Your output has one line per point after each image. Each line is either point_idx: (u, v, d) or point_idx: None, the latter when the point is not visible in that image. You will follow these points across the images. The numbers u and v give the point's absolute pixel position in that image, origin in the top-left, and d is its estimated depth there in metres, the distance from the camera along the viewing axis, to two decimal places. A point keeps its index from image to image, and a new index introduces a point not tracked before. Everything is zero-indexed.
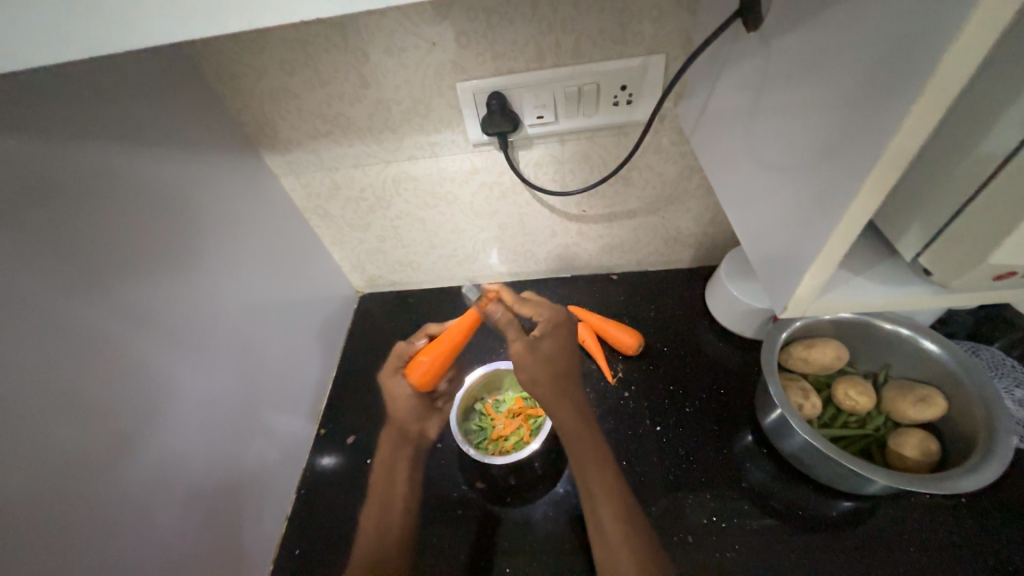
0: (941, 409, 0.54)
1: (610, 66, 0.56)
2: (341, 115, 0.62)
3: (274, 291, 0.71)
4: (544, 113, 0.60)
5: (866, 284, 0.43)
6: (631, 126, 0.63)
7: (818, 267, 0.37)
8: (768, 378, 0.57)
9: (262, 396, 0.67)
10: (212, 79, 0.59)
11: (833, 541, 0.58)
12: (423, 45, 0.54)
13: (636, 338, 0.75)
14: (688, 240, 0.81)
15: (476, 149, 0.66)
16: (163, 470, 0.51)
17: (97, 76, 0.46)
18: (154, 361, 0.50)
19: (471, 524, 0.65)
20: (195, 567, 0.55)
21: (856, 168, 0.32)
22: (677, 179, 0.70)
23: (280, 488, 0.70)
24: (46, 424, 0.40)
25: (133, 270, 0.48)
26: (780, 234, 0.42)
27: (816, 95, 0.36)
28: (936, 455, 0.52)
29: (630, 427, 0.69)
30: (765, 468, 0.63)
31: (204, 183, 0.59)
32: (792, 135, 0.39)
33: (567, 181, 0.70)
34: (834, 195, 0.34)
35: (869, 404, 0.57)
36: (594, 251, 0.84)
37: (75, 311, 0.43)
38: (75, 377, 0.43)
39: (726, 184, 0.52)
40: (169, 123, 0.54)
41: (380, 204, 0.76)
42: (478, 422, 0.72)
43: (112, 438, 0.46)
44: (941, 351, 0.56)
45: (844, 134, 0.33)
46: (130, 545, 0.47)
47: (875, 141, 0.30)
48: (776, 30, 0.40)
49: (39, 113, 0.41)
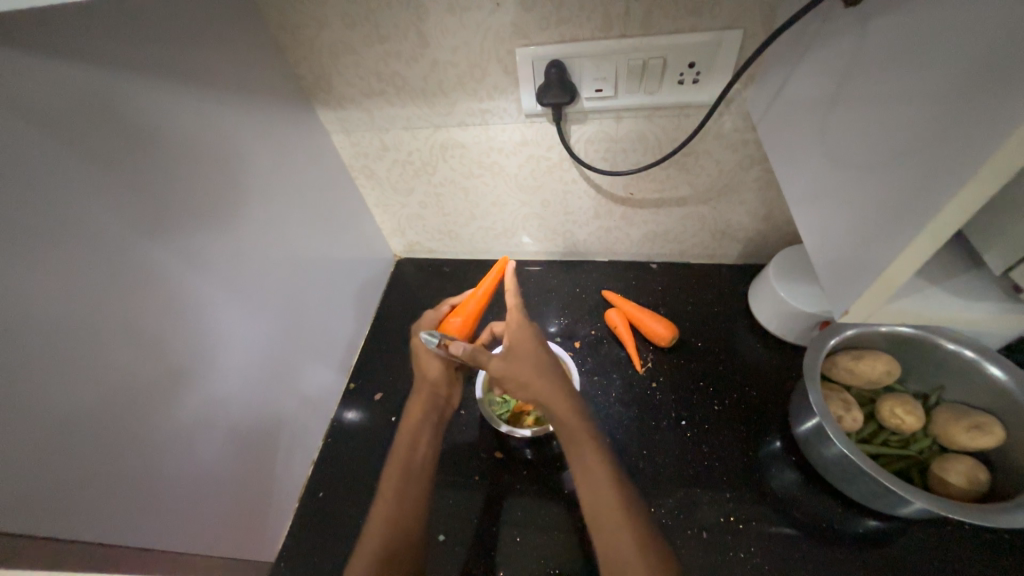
0: (997, 439, 0.50)
1: (679, 40, 0.53)
2: (396, 74, 0.62)
3: (316, 246, 0.73)
4: (603, 86, 0.58)
5: (941, 295, 0.40)
6: (694, 107, 0.59)
7: (890, 275, 0.35)
8: (809, 384, 0.54)
9: (299, 347, 0.70)
10: (275, 28, 0.59)
11: (855, 559, 0.56)
12: (486, 6, 0.53)
13: (671, 330, 0.73)
14: (737, 235, 0.77)
15: (528, 120, 0.64)
16: (207, 406, 0.55)
17: (170, 18, 0.47)
18: (203, 300, 0.53)
19: (486, 491, 0.66)
20: (229, 497, 0.58)
21: (957, 170, 0.28)
22: (735, 169, 0.67)
23: (309, 439, 0.74)
24: (108, 349, 0.43)
25: (190, 214, 0.51)
26: (849, 235, 0.39)
27: (917, 84, 0.32)
28: (983, 486, 0.49)
29: (654, 418, 0.69)
30: (791, 476, 0.62)
31: (259, 132, 0.60)
32: (879, 130, 0.36)
33: (618, 161, 0.68)
34: (923, 199, 0.31)
35: (917, 424, 0.54)
36: (635, 237, 0.81)
37: (138, 246, 0.46)
38: (135, 308, 0.46)
39: (792, 177, 0.49)
40: (232, 70, 0.55)
41: (425, 169, 0.75)
42: (502, 394, 0.73)
43: (166, 369, 0.49)
44: (1006, 379, 0.51)
45: (944, 132, 0.30)
46: (173, 467, 0.50)
47: (985, 140, 0.27)
48: (879, 8, 0.36)
49: (115, 50, 0.43)
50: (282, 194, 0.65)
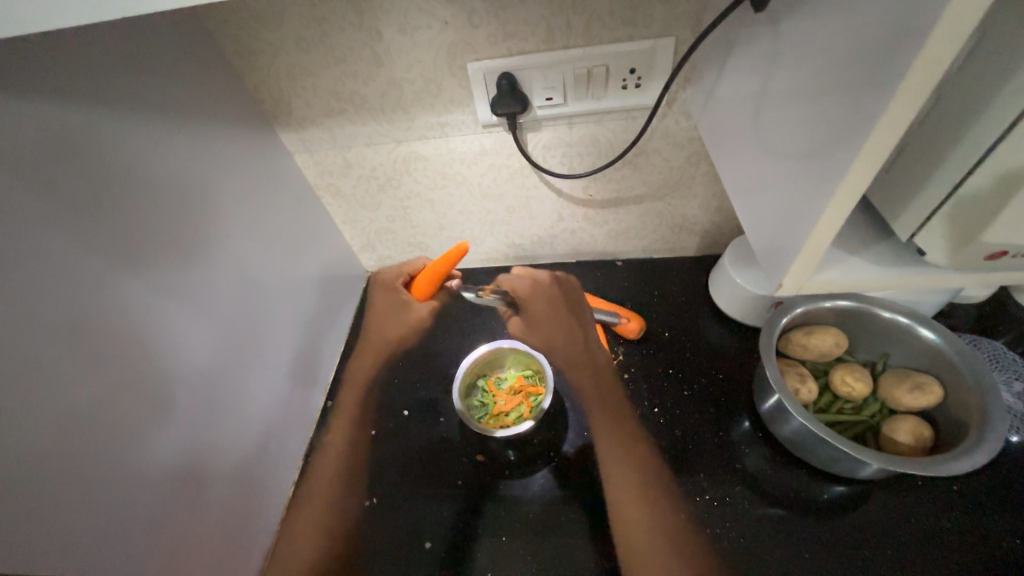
0: (936, 396, 0.54)
1: (619, 48, 0.56)
2: (355, 93, 0.63)
3: (286, 265, 0.73)
4: (553, 95, 0.61)
5: (862, 265, 0.44)
6: (639, 109, 0.63)
7: (813, 245, 0.38)
8: (766, 362, 0.58)
9: (275, 367, 0.70)
10: (230, 55, 0.60)
11: (823, 523, 0.59)
12: (435, 24, 0.55)
13: (638, 322, 0.76)
14: (694, 228, 0.82)
15: (485, 130, 0.67)
16: (183, 431, 0.54)
17: (120, 48, 0.48)
18: (174, 324, 0.53)
19: (469, 495, 0.67)
20: (210, 523, 0.57)
21: (851, 146, 0.32)
22: (685, 166, 0.71)
23: (290, 455, 0.73)
24: (75, 378, 0.43)
25: (154, 241, 0.51)
26: (781, 217, 0.43)
27: (816, 77, 0.36)
28: (927, 441, 0.54)
29: (629, 409, 0.71)
30: (760, 452, 0.64)
31: (219, 156, 0.60)
32: (793, 119, 0.40)
33: (575, 165, 0.71)
34: (830, 177, 0.35)
35: (866, 390, 0.58)
36: (600, 236, 0.85)
37: (103, 273, 0.46)
38: (103, 336, 0.45)
39: (731, 168, 0.53)
40: (190, 97, 0.56)
41: (390, 183, 0.77)
42: (481, 398, 0.74)
43: (138, 398, 0.48)
44: (939, 340, 0.56)
45: (841, 117, 0.33)
46: (148, 496, 0.49)
47: (868, 118, 0.30)
48: (784, 11, 0.40)
49: (64, 81, 0.43)
50: (248, 216, 0.65)
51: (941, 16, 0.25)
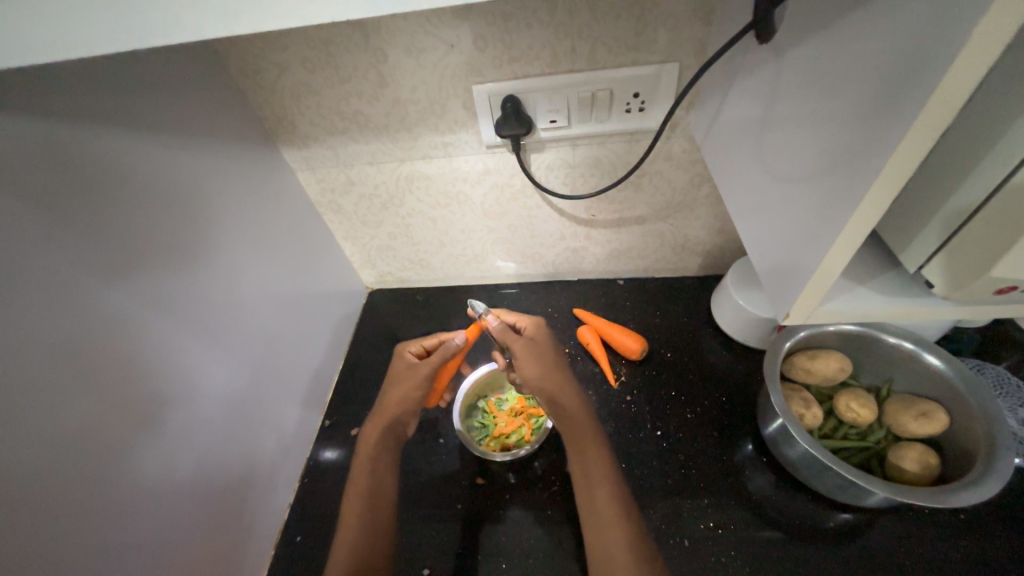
0: (941, 424, 0.54)
1: (622, 73, 0.57)
2: (359, 112, 0.64)
3: (286, 282, 0.72)
4: (557, 117, 0.62)
5: (866, 295, 0.44)
6: (643, 132, 0.64)
7: (824, 272, 0.38)
8: (770, 387, 0.57)
9: (273, 387, 0.69)
10: (236, 75, 0.61)
11: (830, 553, 0.57)
12: (441, 47, 0.56)
13: (640, 342, 0.75)
14: (696, 248, 0.82)
15: (489, 150, 0.67)
16: (179, 453, 0.52)
17: (127, 68, 0.48)
18: (172, 344, 0.52)
19: (470, 520, 0.65)
20: (201, 551, 0.55)
21: (863, 176, 0.32)
22: (687, 187, 0.71)
23: (286, 476, 0.71)
24: (68, 401, 0.41)
25: (155, 258, 0.50)
26: (788, 244, 0.42)
27: (823, 110, 0.36)
28: (936, 469, 0.53)
29: (632, 431, 0.70)
30: (765, 477, 0.63)
31: (221, 173, 0.60)
32: (800, 149, 0.40)
33: (578, 185, 0.72)
34: (840, 207, 0.34)
35: (871, 416, 0.58)
36: (601, 255, 0.84)
37: (102, 292, 0.45)
38: (100, 356, 0.44)
39: (735, 193, 0.52)
40: (194, 116, 0.56)
41: (392, 201, 0.77)
42: (481, 419, 0.73)
43: (130, 418, 0.47)
44: (944, 367, 0.56)
45: (850, 149, 0.33)
46: (140, 523, 0.47)
47: (880, 150, 0.30)
48: (787, 43, 0.41)
49: (67, 101, 0.43)
50: (251, 234, 0.65)
51: (956, 58, 0.25)
